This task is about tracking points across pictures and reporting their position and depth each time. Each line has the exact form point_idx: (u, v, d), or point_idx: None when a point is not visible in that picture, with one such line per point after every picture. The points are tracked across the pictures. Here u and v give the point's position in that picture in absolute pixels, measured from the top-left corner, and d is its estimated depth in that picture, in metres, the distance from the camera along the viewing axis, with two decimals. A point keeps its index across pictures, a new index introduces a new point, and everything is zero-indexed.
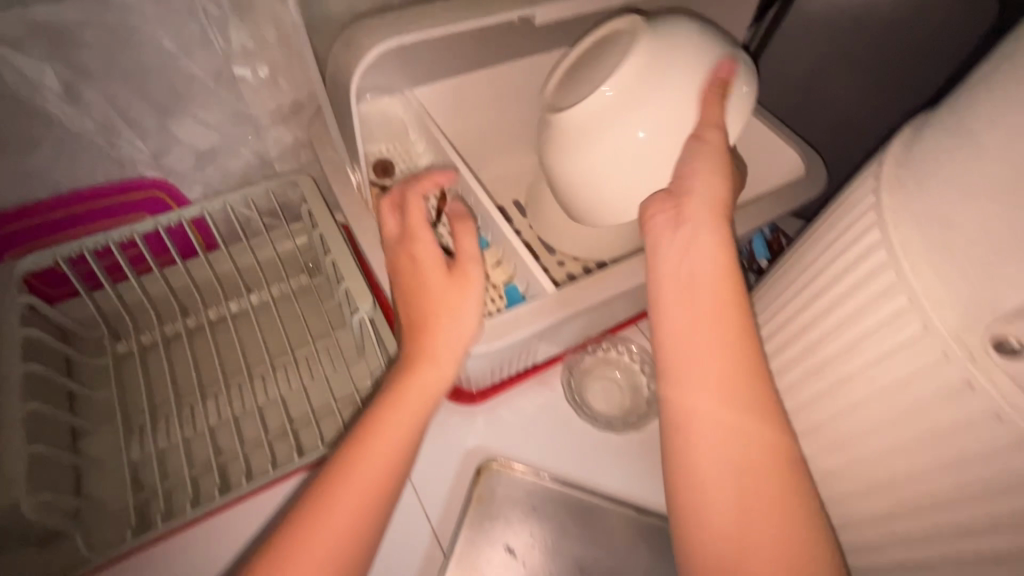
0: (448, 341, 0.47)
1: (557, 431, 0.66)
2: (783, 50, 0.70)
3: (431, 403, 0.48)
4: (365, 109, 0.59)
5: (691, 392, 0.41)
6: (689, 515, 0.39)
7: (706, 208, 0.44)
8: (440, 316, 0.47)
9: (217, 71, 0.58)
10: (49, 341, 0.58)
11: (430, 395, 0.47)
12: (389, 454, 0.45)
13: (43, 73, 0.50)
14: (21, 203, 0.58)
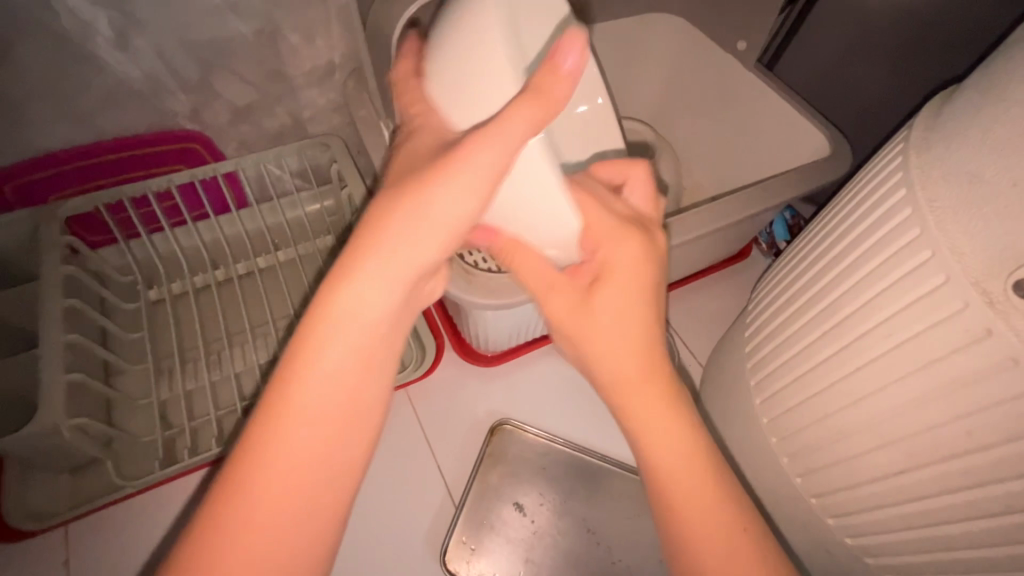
0: (412, 232, 0.33)
1: (570, 398, 0.67)
2: (810, 32, 0.70)
3: (378, 324, 0.33)
4: None
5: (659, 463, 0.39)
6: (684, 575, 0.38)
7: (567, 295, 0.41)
8: (405, 204, 0.33)
9: (260, 28, 0.60)
10: (88, 281, 0.61)
11: (381, 310, 0.33)
12: (337, 398, 0.32)
13: (96, 18, 0.52)
14: (65, 147, 0.60)
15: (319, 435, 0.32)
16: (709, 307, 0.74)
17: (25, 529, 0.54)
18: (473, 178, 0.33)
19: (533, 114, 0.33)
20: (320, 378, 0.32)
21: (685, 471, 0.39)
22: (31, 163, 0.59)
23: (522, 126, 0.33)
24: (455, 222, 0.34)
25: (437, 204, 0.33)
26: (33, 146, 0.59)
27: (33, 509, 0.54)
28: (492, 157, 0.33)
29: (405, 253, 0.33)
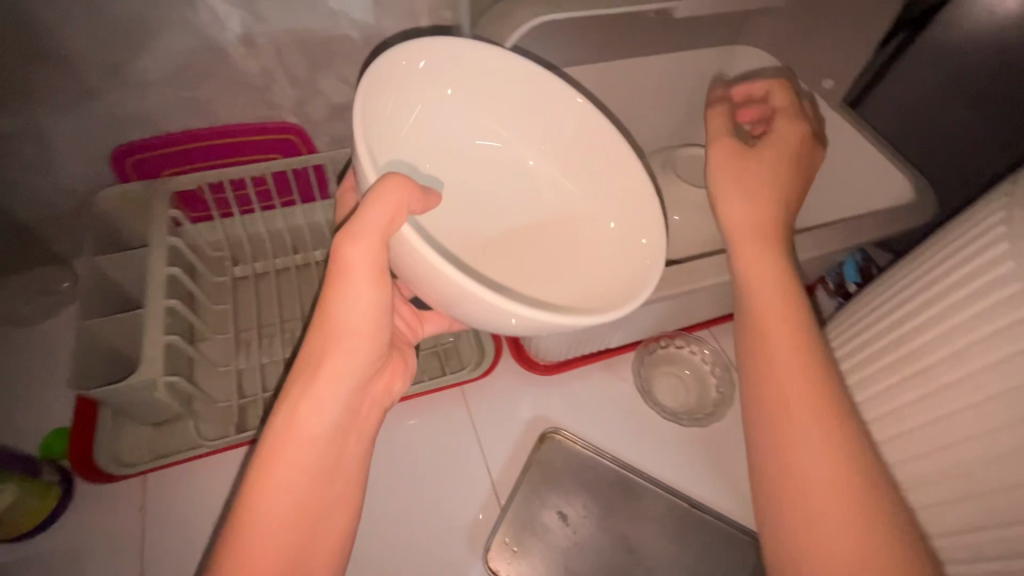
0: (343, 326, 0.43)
1: (620, 414, 0.68)
2: (904, 75, 0.73)
3: (335, 396, 0.43)
4: None
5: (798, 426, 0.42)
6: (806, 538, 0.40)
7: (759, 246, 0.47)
8: (329, 304, 0.42)
9: (368, 34, 0.64)
10: (187, 253, 0.66)
11: (333, 387, 0.43)
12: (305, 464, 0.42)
13: (230, 16, 0.57)
14: (181, 129, 0.66)
15: (288, 513, 0.41)
16: None
17: (109, 475, 0.58)
18: (360, 273, 0.41)
19: (395, 193, 0.38)
20: (292, 451, 0.42)
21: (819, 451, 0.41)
22: (151, 141, 0.65)
23: (385, 210, 0.38)
24: (363, 320, 0.43)
25: (345, 313, 0.42)
26: (155, 126, 0.65)
27: (119, 457, 0.59)
28: (365, 248, 0.39)
29: (340, 364, 0.43)
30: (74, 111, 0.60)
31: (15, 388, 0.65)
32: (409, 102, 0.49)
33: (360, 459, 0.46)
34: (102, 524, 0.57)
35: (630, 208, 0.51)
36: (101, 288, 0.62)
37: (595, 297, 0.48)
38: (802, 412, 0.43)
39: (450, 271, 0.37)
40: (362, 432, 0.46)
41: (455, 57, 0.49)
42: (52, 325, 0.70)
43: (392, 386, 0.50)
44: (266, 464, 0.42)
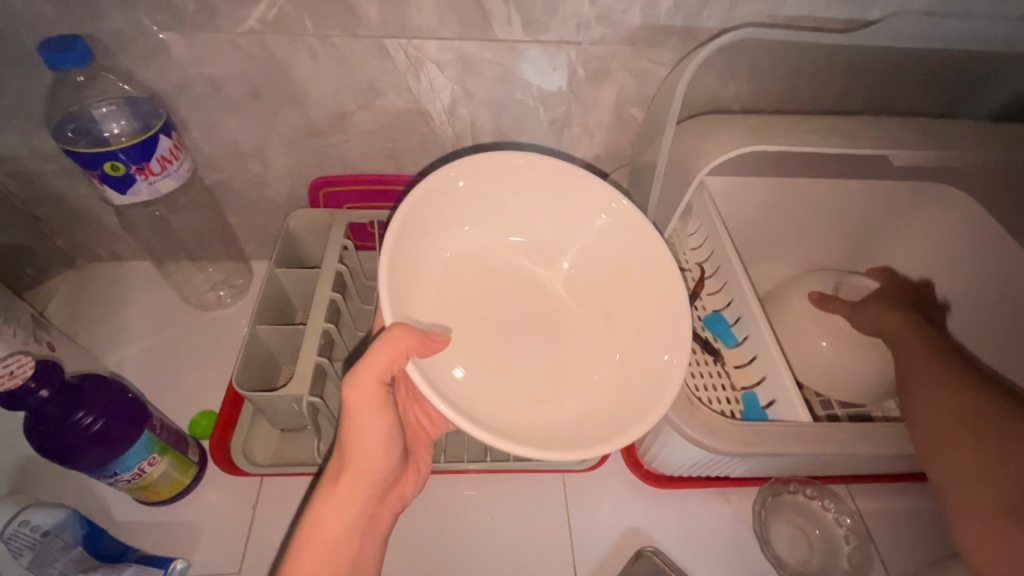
0: (357, 450, 0.48)
1: (728, 552, 0.61)
2: None
3: (352, 508, 0.49)
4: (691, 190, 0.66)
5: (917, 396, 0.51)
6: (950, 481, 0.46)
7: (892, 330, 0.59)
8: (344, 433, 0.48)
9: (555, 118, 0.68)
10: (348, 280, 0.73)
11: (348, 501, 0.49)
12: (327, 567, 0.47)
13: (444, 89, 0.64)
14: (372, 171, 0.74)
15: None
16: (917, 520, 0.64)
17: (237, 468, 0.63)
18: (364, 410, 0.46)
19: (400, 342, 0.45)
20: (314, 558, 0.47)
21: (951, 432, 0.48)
22: (346, 178, 0.73)
23: (385, 355, 0.45)
24: (374, 447, 0.48)
25: (355, 441, 0.48)
26: (352, 165, 0.73)
27: (250, 453, 0.65)
28: (368, 387, 0.46)
29: (352, 484, 0.49)
30: (296, 144, 0.69)
31: (184, 362, 0.74)
32: (435, 220, 0.56)
33: (375, 559, 0.51)
34: (218, 510, 0.62)
35: (664, 328, 0.52)
36: (274, 297, 0.70)
37: (608, 421, 0.50)
38: (935, 399, 0.50)
39: (438, 406, 0.43)
40: (377, 533, 0.52)
41: (483, 177, 0.57)
42: (220, 313, 0.79)
43: (404, 492, 0.55)
44: (292, 567, 0.47)
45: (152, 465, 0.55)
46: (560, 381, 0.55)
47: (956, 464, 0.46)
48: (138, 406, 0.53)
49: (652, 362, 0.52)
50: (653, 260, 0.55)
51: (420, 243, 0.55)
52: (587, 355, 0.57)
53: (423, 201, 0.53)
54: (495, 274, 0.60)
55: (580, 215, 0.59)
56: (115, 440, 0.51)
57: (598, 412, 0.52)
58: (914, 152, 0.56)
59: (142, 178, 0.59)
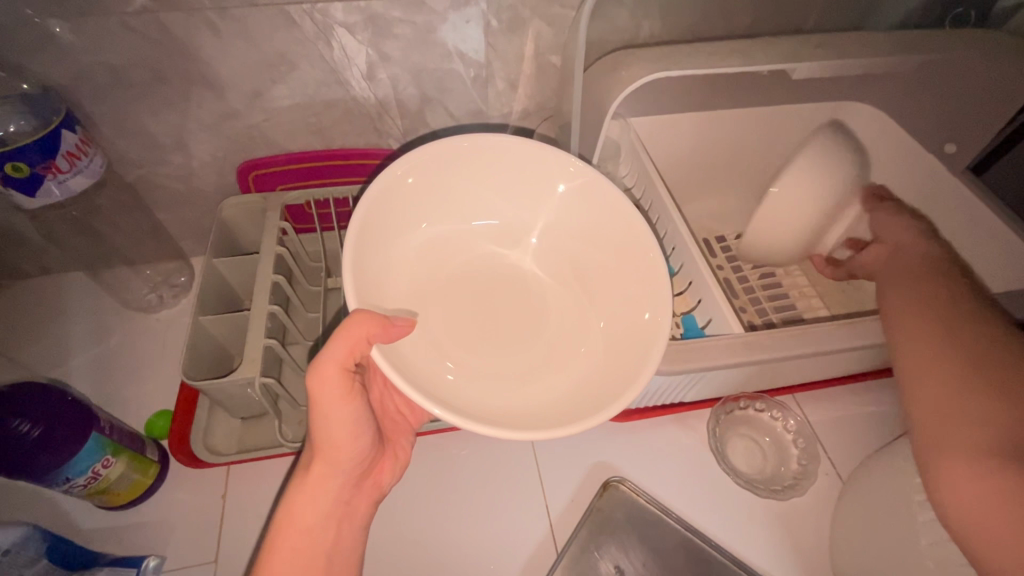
0: (329, 436, 0.48)
1: (689, 471, 0.65)
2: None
3: (326, 495, 0.49)
4: (612, 131, 0.68)
5: (901, 319, 0.48)
6: (913, 396, 0.44)
7: (908, 257, 0.56)
8: (315, 422, 0.48)
9: (477, 74, 0.67)
10: (290, 263, 0.72)
11: (321, 486, 0.49)
12: (302, 551, 0.48)
13: (359, 54, 0.62)
14: (300, 150, 0.72)
15: None
16: (860, 420, 0.68)
17: (199, 459, 0.63)
18: (329, 399, 0.46)
19: (359, 328, 0.44)
20: (292, 542, 0.48)
21: (930, 363, 0.44)
22: (273, 160, 0.72)
23: (344, 345, 0.44)
24: (339, 434, 0.48)
25: (325, 429, 0.48)
26: (278, 146, 0.71)
27: (210, 445, 0.64)
28: (331, 374, 0.46)
29: (324, 472, 0.49)
30: (216, 129, 0.67)
31: (133, 368, 0.72)
32: (390, 225, 0.54)
33: (356, 546, 0.51)
34: (185, 505, 0.61)
35: (644, 284, 0.52)
36: (215, 288, 0.68)
37: (601, 387, 0.50)
38: (914, 317, 0.47)
39: (434, 411, 0.42)
40: (355, 521, 0.52)
41: (431, 171, 0.55)
42: (163, 314, 0.77)
43: (381, 479, 0.55)
44: (268, 553, 0.48)
45: (107, 467, 0.54)
46: (540, 356, 0.55)
47: (924, 383, 0.43)
48: (82, 408, 0.52)
49: (638, 322, 0.51)
50: (615, 209, 0.55)
51: (384, 242, 0.54)
52: (563, 322, 0.57)
53: (379, 204, 0.52)
54: (465, 266, 0.59)
55: (538, 179, 0.58)
56: (61, 445, 0.50)
57: (565, 378, 0.53)
58: (814, 65, 0.59)
59: (51, 178, 0.56)
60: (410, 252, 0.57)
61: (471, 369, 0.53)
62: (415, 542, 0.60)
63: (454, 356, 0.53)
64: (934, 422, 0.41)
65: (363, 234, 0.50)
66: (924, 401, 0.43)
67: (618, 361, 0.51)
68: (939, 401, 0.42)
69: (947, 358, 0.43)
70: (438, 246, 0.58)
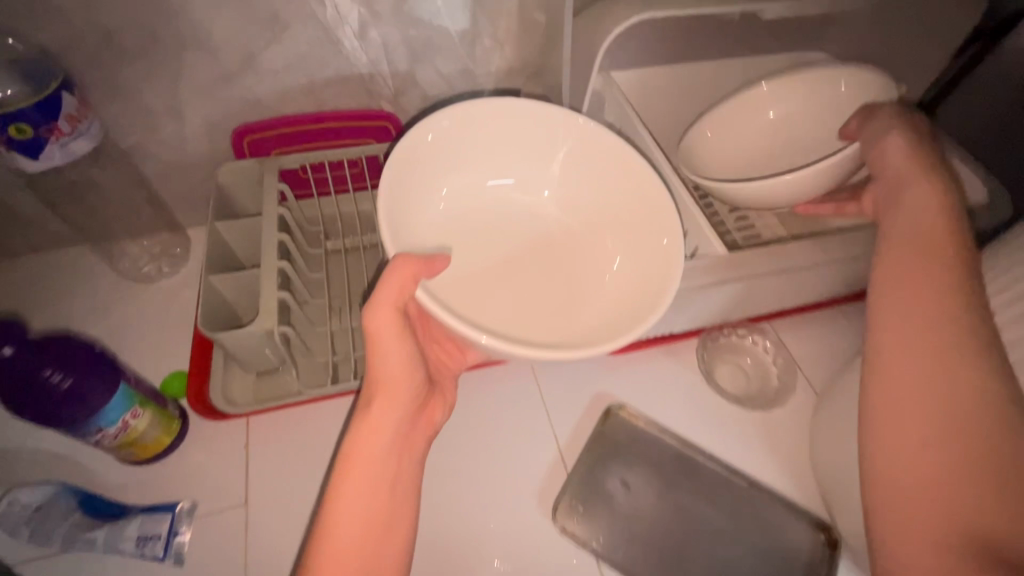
0: (386, 370, 0.52)
1: (681, 395, 0.70)
2: None
3: (390, 428, 0.52)
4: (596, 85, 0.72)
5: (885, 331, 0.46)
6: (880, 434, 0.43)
7: (915, 207, 0.51)
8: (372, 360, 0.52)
9: (465, 32, 0.70)
10: (291, 223, 0.74)
11: (386, 420, 0.52)
12: (372, 486, 0.50)
13: (350, 12, 0.64)
14: (293, 113, 0.74)
15: (360, 532, 0.48)
16: (829, 340, 0.74)
17: (219, 411, 0.65)
18: (386, 333, 0.51)
19: (408, 267, 0.49)
20: (361, 478, 0.50)
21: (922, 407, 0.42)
22: (267, 123, 0.73)
23: (397, 284, 0.48)
24: (397, 368, 0.52)
25: (382, 365, 0.52)
26: (271, 109, 0.72)
27: (229, 398, 0.66)
28: (386, 313, 0.49)
29: (386, 405, 0.52)
30: (209, 92, 0.68)
31: (140, 337, 0.73)
32: (420, 181, 0.58)
33: (418, 479, 0.54)
34: (208, 457, 0.63)
35: (656, 223, 0.56)
36: (219, 250, 0.70)
37: (628, 313, 0.54)
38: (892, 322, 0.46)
39: (480, 338, 0.46)
40: (415, 456, 0.55)
41: (450, 131, 0.59)
42: (164, 284, 0.78)
43: (435, 417, 0.58)
44: (337, 490, 0.49)
45: (136, 418, 0.56)
46: (575, 295, 0.59)
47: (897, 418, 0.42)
48: (110, 360, 0.53)
49: (654, 254, 0.55)
50: (621, 161, 0.59)
51: (412, 198, 0.57)
52: (589, 263, 0.61)
53: (406, 161, 0.55)
54: (486, 217, 0.62)
55: (548, 136, 0.61)
56: (93, 394, 0.51)
57: (596, 312, 0.57)
58: (779, 10, 0.64)
59: (53, 140, 0.56)
60: (432, 203, 0.60)
61: (499, 308, 0.57)
62: (435, 473, 0.64)
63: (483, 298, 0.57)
64: (903, 488, 0.40)
65: (395, 188, 0.54)
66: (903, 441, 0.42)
67: (642, 289, 0.54)
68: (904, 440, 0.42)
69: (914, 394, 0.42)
70: (458, 199, 0.61)
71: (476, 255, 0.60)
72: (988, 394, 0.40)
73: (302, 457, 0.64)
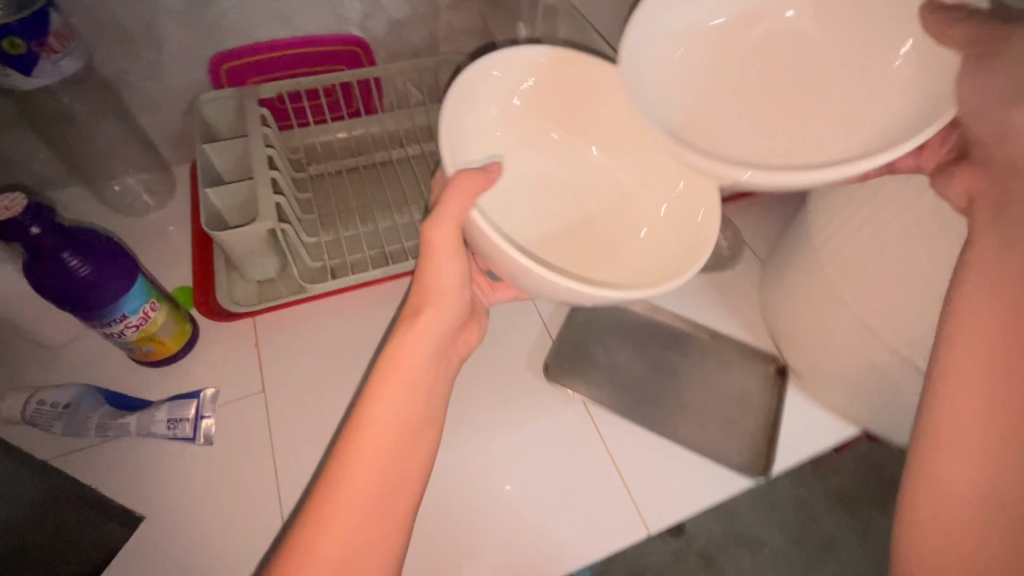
0: (436, 286, 0.53)
1: None
2: None
3: (434, 343, 0.53)
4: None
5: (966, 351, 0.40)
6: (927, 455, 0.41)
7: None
8: (425, 268, 0.53)
9: None
10: (276, 144, 0.79)
11: (432, 335, 0.53)
12: (406, 394, 0.51)
13: None
14: (266, 40, 0.78)
15: (389, 435, 0.49)
16: (771, 220, 0.84)
17: (227, 311, 0.70)
18: (444, 248, 0.51)
19: (469, 184, 0.48)
20: (396, 392, 0.50)
21: (980, 467, 0.38)
22: (243, 51, 0.77)
23: (459, 200, 0.48)
24: (448, 283, 0.54)
25: (432, 277, 0.53)
26: (246, 36, 0.76)
27: (235, 301, 0.71)
28: (447, 228, 0.49)
29: (433, 317, 0.53)
30: (185, 19, 0.71)
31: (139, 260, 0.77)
32: (484, 115, 0.57)
33: (445, 401, 0.55)
34: (221, 354, 0.68)
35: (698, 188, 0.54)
36: (211, 169, 0.74)
37: (660, 269, 0.54)
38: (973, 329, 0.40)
39: (518, 258, 0.45)
40: (445, 376, 0.56)
41: (518, 66, 0.56)
42: (156, 214, 0.81)
43: (470, 338, 0.61)
44: (371, 394, 0.50)
45: (154, 311, 0.61)
46: (619, 243, 0.59)
47: (947, 436, 0.40)
48: (127, 254, 0.57)
49: (687, 217, 0.55)
50: None
51: (474, 134, 0.56)
52: (624, 218, 0.60)
53: (470, 91, 0.54)
54: (545, 166, 0.61)
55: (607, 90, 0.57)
56: (117, 282, 0.55)
57: (630, 270, 0.56)
58: None
59: (45, 57, 0.59)
60: (492, 148, 0.58)
61: (563, 258, 0.58)
62: None
63: (545, 248, 0.58)
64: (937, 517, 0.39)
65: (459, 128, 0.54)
66: (949, 491, 0.39)
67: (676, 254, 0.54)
68: (948, 460, 0.39)
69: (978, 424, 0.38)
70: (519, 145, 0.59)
71: (535, 203, 0.60)
72: None
73: (309, 346, 0.70)
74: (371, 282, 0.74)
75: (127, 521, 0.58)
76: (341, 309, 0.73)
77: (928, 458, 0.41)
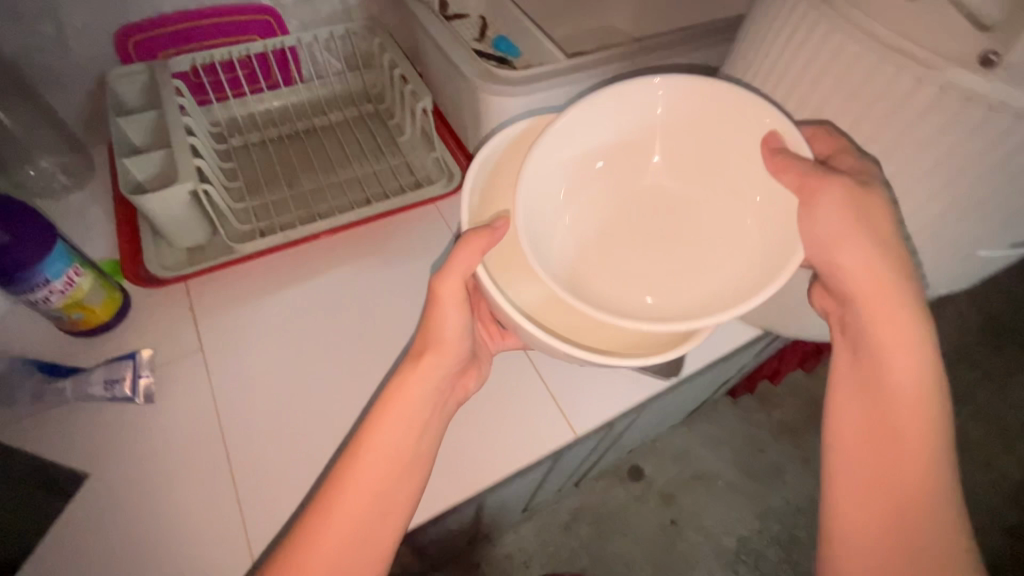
0: (441, 332, 0.56)
1: None
2: None
3: (434, 386, 0.56)
4: None
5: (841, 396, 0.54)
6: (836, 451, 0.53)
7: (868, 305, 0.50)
8: (432, 317, 0.56)
9: None
10: (193, 114, 0.80)
11: (434, 378, 0.56)
12: (401, 433, 0.54)
13: None
14: (173, 12, 0.78)
15: (384, 471, 0.52)
16: None
17: (156, 277, 0.72)
18: (449, 298, 0.55)
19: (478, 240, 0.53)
20: (391, 429, 0.53)
21: (873, 515, 0.49)
22: (149, 24, 0.77)
23: (468, 255, 0.53)
24: (452, 333, 0.57)
25: (437, 323, 0.56)
26: (150, 8, 0.76)
27: (165, 267, 0.73)
28: (454, 281, 0.54)
29: (434, 363, 0.56)
30: None
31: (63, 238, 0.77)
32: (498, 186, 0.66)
33: (438, 442, 0.57)
34: (155, 319, 0.70)
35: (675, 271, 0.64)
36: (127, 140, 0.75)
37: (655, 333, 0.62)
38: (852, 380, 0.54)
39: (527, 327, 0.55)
40: (443, 415, 0.58)
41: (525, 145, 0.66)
42: (76, 194, 0.81)
43: (467, 384, 0.63)
44: (369, 426, 0.54)
45: (79, 277, 0.62)
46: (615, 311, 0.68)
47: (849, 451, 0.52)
48: (43, 219, 0.58)
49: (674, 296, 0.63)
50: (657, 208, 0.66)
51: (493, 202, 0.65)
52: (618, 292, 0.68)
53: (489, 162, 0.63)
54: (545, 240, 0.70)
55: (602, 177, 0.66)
56: (34, 246, 0.56)
57: (630, 333, 0.64)
58: None
59: None
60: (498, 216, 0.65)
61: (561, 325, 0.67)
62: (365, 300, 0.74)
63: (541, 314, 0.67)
64: (850, 516, 0.51)
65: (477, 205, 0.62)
66: (846, 494, 0.52)
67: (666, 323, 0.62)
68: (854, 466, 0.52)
69: (870, 439, 0.51)
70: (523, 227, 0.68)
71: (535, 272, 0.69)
72: (923, 460, 0.49)
73: (242, 305, 0.72)
74: (299, 241, 0.76)
75: (72, 481, 0.59)
76: (272, 268, 0.75)
77: (836, 461, 0.53)
